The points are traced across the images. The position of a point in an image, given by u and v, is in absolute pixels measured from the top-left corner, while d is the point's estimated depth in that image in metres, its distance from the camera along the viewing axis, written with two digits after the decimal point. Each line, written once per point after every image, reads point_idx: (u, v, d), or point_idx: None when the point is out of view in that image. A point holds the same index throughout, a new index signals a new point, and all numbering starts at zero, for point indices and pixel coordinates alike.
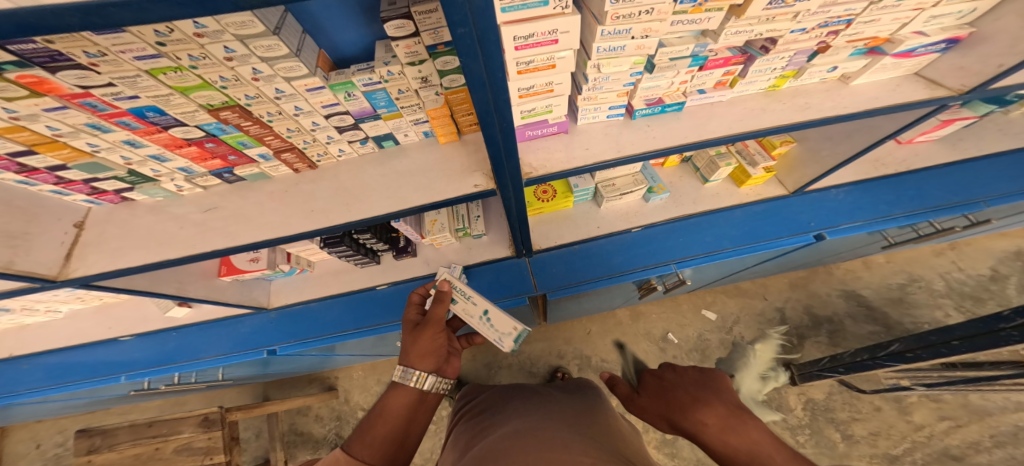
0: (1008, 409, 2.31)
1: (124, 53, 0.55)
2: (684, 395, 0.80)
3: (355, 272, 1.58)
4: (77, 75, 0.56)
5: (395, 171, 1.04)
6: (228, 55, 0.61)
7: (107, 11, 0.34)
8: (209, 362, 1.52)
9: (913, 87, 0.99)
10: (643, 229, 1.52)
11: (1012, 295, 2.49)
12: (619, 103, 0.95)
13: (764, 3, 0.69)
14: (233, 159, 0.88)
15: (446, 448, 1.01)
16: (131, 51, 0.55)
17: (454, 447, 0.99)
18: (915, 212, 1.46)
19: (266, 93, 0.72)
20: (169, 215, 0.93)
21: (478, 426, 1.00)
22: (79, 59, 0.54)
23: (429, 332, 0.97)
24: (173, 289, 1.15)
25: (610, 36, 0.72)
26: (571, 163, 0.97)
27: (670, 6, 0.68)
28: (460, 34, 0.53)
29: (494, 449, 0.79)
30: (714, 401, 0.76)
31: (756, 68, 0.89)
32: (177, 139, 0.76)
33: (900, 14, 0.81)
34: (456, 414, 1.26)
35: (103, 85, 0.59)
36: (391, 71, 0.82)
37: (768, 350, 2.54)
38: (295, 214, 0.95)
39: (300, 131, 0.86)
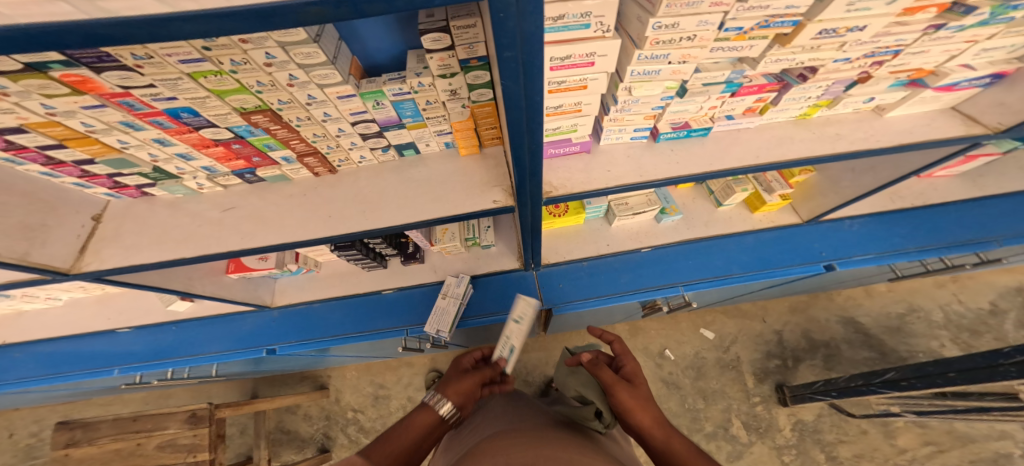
0: (991, 436, 2.35)
1: (170, 56, 0.54)
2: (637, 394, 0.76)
3: (361, 275, 1.56)
4: (120, 75, 0.55)
5: (414, 180, 1.04)
6: (268, 60, 0.60)
7: (175, 24, 0.33)
8: (207, 358, 1.49)
9: (939, 127, 1.01)
10: (651, 250, 1.55)
11: (1010, 330, 2.57)
12: (644, 125, 0.96)
13: (813, 33, 0.67)
14: (257, 160, 0.87)
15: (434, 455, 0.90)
16: (177, 54, 0.54)
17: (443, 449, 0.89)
18: (928, 248, 1.50)
19: (299, 99, 0.72)
20: (187, 213, 0.92)
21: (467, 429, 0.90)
22: (126, 61, 0.53)
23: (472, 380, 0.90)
24: (182, 286, 1.13)
25: (646, 60, 0.73)
26: (589, 184, 0.98)
27: (712, 34, 0.67)
28: (506, 57, 0.51)
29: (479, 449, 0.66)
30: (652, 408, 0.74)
31: (789, 96, 0.90)
32: (206, 139, 0.75)
33: (951, 46, 0.78)
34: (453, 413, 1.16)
35: (144, 86, 0.59)
36: (422, 83, 0.81)
37: (762, 371, 2.58)
38: (314, 218, 0.95)
39: (325, 136, 0.85)
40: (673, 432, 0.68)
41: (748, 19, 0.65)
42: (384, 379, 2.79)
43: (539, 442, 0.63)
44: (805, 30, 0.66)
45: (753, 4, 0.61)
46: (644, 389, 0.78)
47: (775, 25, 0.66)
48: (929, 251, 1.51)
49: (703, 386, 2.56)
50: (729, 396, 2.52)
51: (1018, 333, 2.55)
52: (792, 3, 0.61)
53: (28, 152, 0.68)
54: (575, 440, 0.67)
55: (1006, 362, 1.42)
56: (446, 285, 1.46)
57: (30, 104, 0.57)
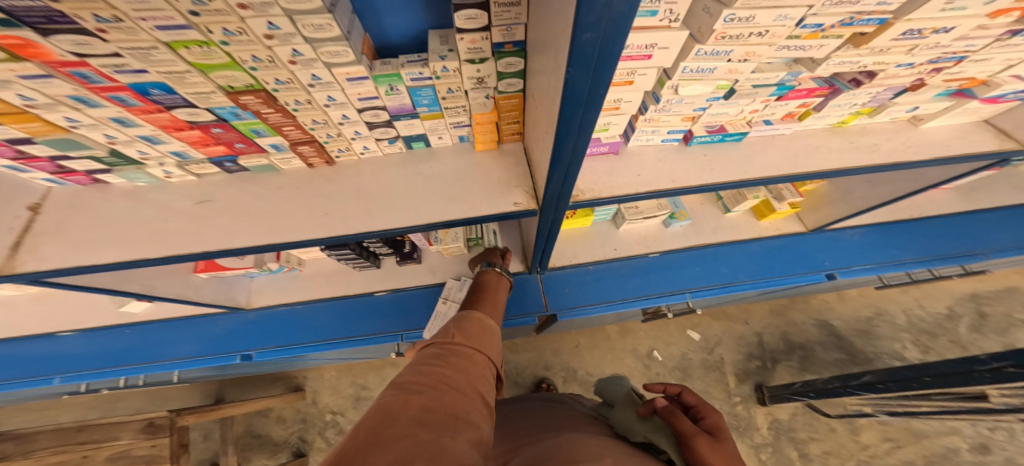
0: (942, 432, 2.51)
1: (146, 20, 0.42)
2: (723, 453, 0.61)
3: (351, 275, 1.43)
4: (77, 40, 0.43)
5: (423, 175, 0.93)
6: (269, 32, 0.48)
7: None
8: (170, 366, 1.32)
9: (964, 142, 0.99)
10: (659, 255, 1.50)
11: (963, 333, 2.74)
12: (680, 127, 0.90)
13: (895, 33, 0.63)
14: (240, 147, 0.73)
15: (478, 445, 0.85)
16: (155, 18, 0.42)
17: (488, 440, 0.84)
18: (924, 259, 1.54)
19: (300, 79, 0.58)
20: (150, 205, 0.77)
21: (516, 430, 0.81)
22: (86, 24, 0.41)
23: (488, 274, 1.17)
24: (140, 287, 0.96)
25: (704, 56, 0.65)
26: (620, 189, 0.90)
27: (786, 31, 0.60)
28: (585, 40, 0.43)
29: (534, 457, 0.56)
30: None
31: (836, 101, 0.86)
32: (180, 120, 0.61)
33: (1012, 55, 0.75)
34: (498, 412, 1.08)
35: (106, 55, 0.46)
36: (447, 67, 0.69)
37: (744, 371, 2.64)
38: (307, 215, 0.81)
39: (326, 124, 0.72)
40: None
41: (830, 16, 0.58)
42: (365, 380, 2.65)
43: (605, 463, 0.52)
44: (890, 29, 0.62)
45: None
46: (730, 446, 0.64)
47: (860, 23, 0.60)
48: (925, 262, 1.55)
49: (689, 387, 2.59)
50: (712, 397, 2.56)
51: (970, 336, 2.72)
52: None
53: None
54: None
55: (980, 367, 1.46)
56: (446, 289, 1.35)
57: None
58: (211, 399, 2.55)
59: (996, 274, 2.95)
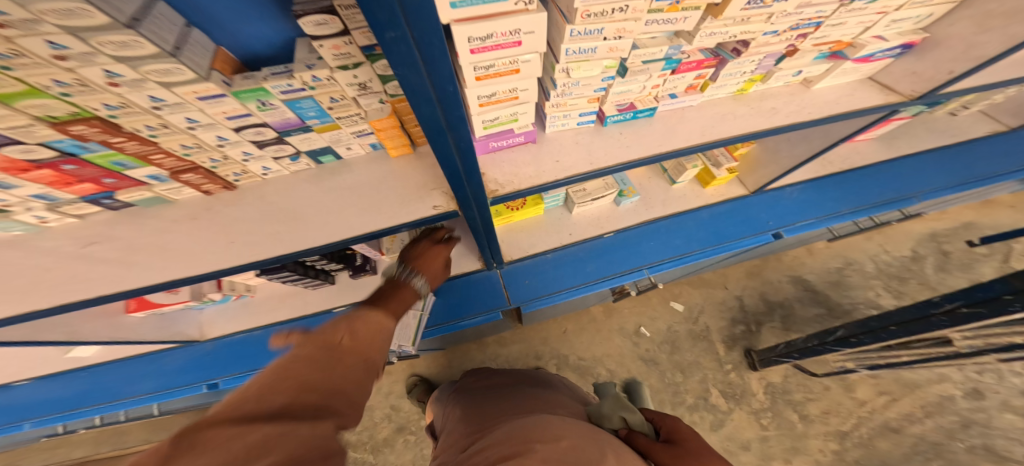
0: (933, 380, 2.51)
1: None
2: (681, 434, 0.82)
3: (305, 294, 1.41)
4: None
5: (335, 189, 0.90)
6: (58, 52, 0.43)
7: None
8: (138, 401, 1.34)
9: (849, 101, 0.96)
10: (615, 234, 1.48)
11: (930, 273, 2.74)
12: (589, 109, 0.88)
13: (742, 4, 0.62)
14: (110, 181, 0.68)
15: (454, 424, 0.94)
16: None
17: (462, 420, 0.94)
18: (860, 209, 1.58)
19: (136, 101, 0.54)
20: (40, 253, 0.73)
21: (492, 407, 0.92)
22: None
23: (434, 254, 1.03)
24: (66, 335, 0.94)
25: (579, 36, 0.64)
26: (541, 178, 0.87)
27: (644, 4, 0.60)
28: (391, 38, 0.38)
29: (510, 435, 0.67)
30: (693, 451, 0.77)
31: (727, 70, 0.83)
32: (17, 160, 0.56)
33: (864, 18, 0.76)
34: (471, 385, 1.20)
35: None
36: (318, 76, 0.66)
37: (730, 338, 2.64)
38: (211, 243, 0.79)
39: (202, 147, 0.68)
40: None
41: None
42: None
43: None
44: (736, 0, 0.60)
45: None
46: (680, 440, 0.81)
47: None
48: (859, 212, 1.60)
49: (679, 360, 2.60)
50: (703, 367, 2.58)
51: (936, 275, 2.73)
52: None
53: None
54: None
55: (937, 312, 1.41)
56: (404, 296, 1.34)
57: None
58: None
59: (952, 211, 2.95)
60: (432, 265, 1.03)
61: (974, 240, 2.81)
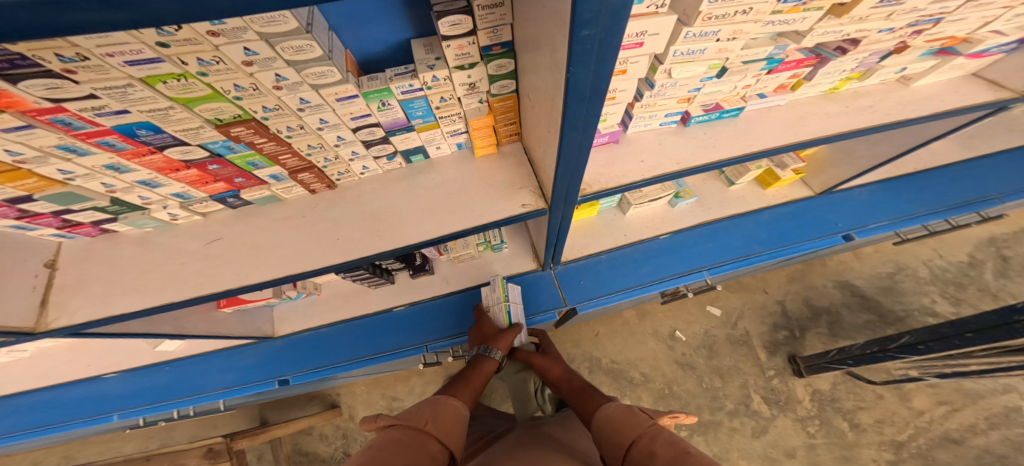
0: (997, 391, 2.38)
1: (112, 56, 0.41)
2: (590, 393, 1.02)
3: (367, 293, 1.44)
4: (48, 84, 0.42)
5: (421, 187, 0.92)
6: (248, 58, 0.48)
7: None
8: (212, 397, 1.36)
9: (959, 96, 0.95)
10: (670, 236, 1.47)
11: (990, 279, 2.63)
12: (676, 109, 0.87)
13: (874, 2, 0.62)
14: (239, 181, 0.75)
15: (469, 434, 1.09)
16: (122, 54, 0.41)
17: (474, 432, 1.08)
18: (937, 211, 1.50)
19: (288, 104, 0.59)
20: (161, 249, 0.78)
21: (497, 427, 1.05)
22: (51, 65, 0.40)
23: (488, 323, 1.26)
24: (173, 328, 0.99)
25: (692, 38, 0.64)
26: (626, 177, 0.88)
27: (769, 6, 0.59)
28: (583, 37, 0.40)
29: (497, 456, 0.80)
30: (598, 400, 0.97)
31: (825, 70, 0.82)
32: (174, 161, 0.62)
33: (987, 12, 0.73)
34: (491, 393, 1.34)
35: (82, 97, 0.45)
36: (437, 76, 0.70)
37: (773, 343, 2.57)
38: (316, 241, 0.83)
39: (323, 147, 0.75)
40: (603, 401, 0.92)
41: None
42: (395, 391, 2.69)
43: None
44: None
45: None
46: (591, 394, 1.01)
47: None
48: (941, 214, 1.51)
49: (718, 365, 2.54)
50: (744, 372, 2.51)
51: (998, 282, 2.61)
52: None
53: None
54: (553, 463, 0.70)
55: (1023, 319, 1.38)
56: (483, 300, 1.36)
57: None
58: (255, 421, 2.65)
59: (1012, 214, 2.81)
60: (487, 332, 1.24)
61: None
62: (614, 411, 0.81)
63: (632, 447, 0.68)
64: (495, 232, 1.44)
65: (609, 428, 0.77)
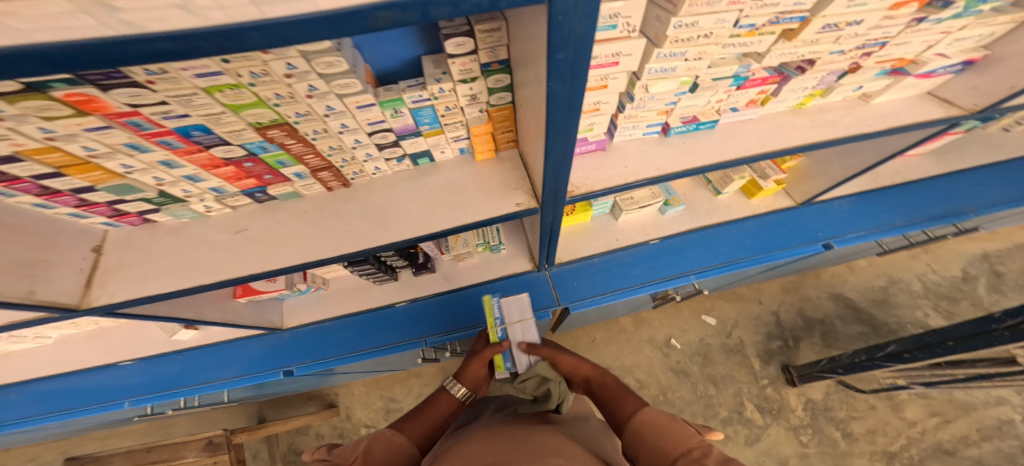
0: (990, 403, 2.42)
1: (186, 70, 0.52)
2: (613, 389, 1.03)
3: (371, 290, 1.52)
4: (131, 93, 0.52)
5: (426, 188, 1.02)
6: (289, 72, 0.60)
7: (244, 35, 0.35)
8: (218, 386, 1.42)
9: (912, 113, 1.05)
10: (660, 241, 1.56)
11: (983, 294, 2.68)
12: (656, 121, 0.97)
13: (818, 27, 0.71)
14: (268, 178, 0.86)
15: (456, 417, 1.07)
16: (194, 68, 0.52)
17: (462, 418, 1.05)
18: (913, 223, 1.57)
19: (317, 110, 0.73)
20: (193, 237, 0.87)
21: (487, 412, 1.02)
22: (137, 77, 0.50)
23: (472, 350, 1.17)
24: (194, 314, 1.07)
25: (663, 58, 0.72)
26: (612, 181, 0.97)
27: (727, 31, 0.68)
28: (557, 59, 0.51)
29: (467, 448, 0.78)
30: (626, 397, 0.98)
31: (789, 87, 0.92)
32: (216, 158, 0.74)
33: (930, 36, 0.83)
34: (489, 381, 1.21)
35: (155, 104, 0.56)
36: (443, 88, 0.81)
37: (766, 352, 2.61)
38: (331, 233, 0.93)
39: (341, 149, 0.87)
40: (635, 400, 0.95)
41: (760, 17, 0.67)
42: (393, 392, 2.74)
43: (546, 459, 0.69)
44: (812, 23, 0.70)
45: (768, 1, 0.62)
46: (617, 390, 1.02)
47: (785, 20, 0.69)
48: (913, 226, 1.58)
49: (712, 373, 2.58)
50: (738, 380, 2.55)
51: (991, 297, 2.66)
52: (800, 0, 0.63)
53: (21, 182, 0.62)
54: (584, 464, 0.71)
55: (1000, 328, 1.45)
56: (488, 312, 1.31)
57: (26, 129, 0.52)
58: (253, 420, 2.69)
59: (1004, 231, 2.88)
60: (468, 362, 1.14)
61: None
62: (655, 419, 0.85)
63: (683, 456, 0.73)
64: (493, 232, 1.53)
65: (649, 430, 0.83)
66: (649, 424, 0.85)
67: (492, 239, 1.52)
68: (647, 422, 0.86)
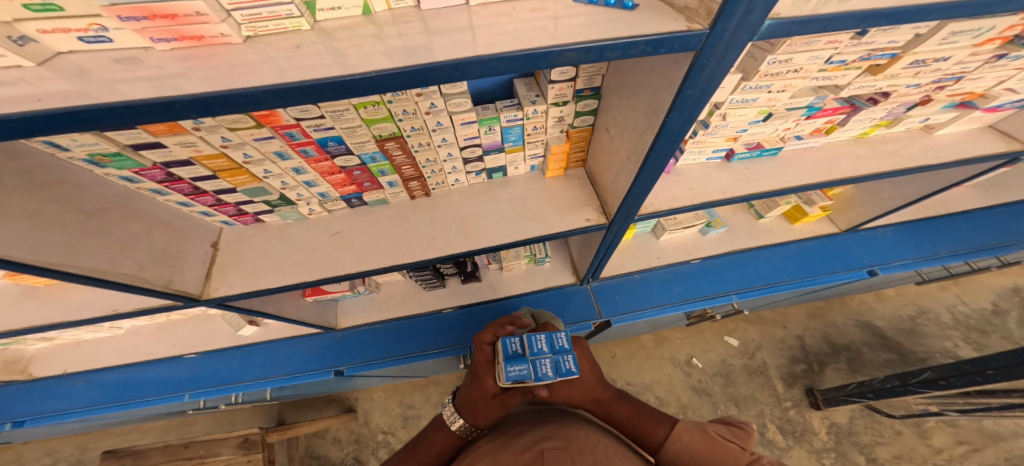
0: (1020, 434, 2.38)
1: None
2: (626, 410, 0.86)
3: (420, 295, 1.57)
4: (303, 108, 0.64)
5: (500, 200, 1.09)
6: (420, 91, 0.71)
7: (469, 67, 0.45)
8: (272, 382, 1.47)
9: (974, 145, 1.11)
10: (701, 260, 1.61)
11: (1014, 328, 2.68)
12: (723, 146, 1.04)
13: (906, 63, 0.77)
14: (367, 185, 0.95)
15: None
16: None
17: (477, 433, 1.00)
18: (959, 253, 1.64)
19: (428, 125, 0.81)
20: (296, 237, 0.97)
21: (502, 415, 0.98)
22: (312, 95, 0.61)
23: (482, 388, 0.86)
24: (275, 310, 1.14)
25: (749, 89, 0.80)
26: (679, 201, 1.03)
27: (816, 67, 0.74)
28: (686, 95, 0.57)
29: (491, 438, 0.77)
30: (652, 425, 0.83)
31: (858, 117, 0.99)
32: (335, 167, 0.84)
33: (1004, 73, 0.88)
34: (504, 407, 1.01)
35: (314, 118, 0.67)
36: (537, 110, 0.88)
37: (790, 375, 2.62)
38: (415, 239, 0.99)
39: (435, 161, 0.94)
40: (659, 420, 0.83)
41: (853, 53, 0.72)
42: (413, 399, 2.74)
43: (565, 441, 0.69)
44: (901, 61, 0.75)
45: (865, 40, 0.68)
46: (630, 412, 0.86)
47: (876, 57, 0.74)
48: (959, 256, 1.65)
49: (734, 393, 2.57)
50: (760, 401, 2.54)
51: (1022, 331, 2.66)
52: (894, 38, 0.68)
53: (180, 184, 0.75)
54: (607, 443, 0.72)
55: None
56: (517, 347, 0.87)
57: (212, 138, 0.65)
58: (273, 421, 2.69)
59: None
60: (481, 396, 0.86)
61: None
62: (692, 444, 0.77)
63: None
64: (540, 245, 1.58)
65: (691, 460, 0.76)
66: (689, 454, 0.76)
67: (540, 250, 1.57)
68: (685, 451, 0.77)
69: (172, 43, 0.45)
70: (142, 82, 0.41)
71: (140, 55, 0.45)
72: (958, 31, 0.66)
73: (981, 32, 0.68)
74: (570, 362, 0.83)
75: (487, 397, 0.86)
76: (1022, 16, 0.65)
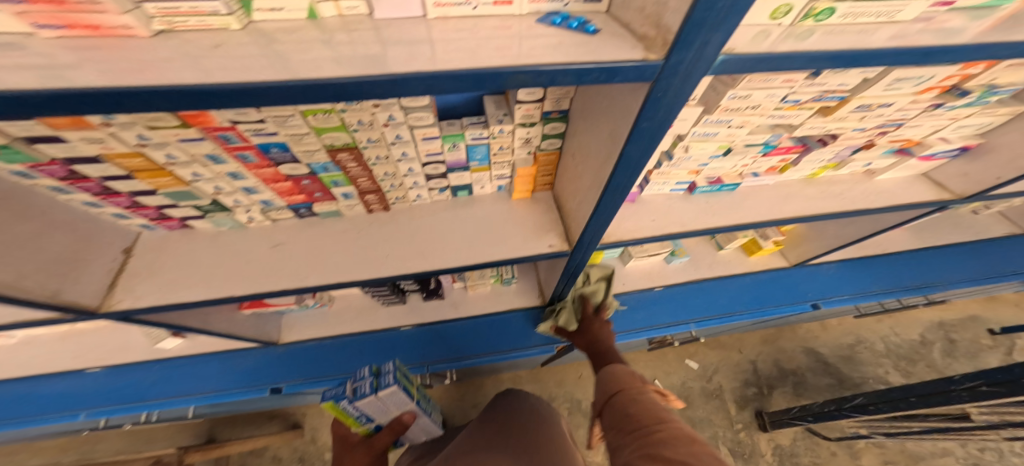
0: (936, 455, 2.59)
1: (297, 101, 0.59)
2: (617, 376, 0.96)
3: (377, 311, 1.49)
4: (239, 112, 0.58)
5: (464, 219, 1.05)
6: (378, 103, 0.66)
7: (410, 82, 0.42)
8: (195, 400, 1.31)
9: (909, 191, 1.20)
10: (663, 288, 1.64)
11: (936, 358, 2.95)
12: (685, 179, 1.07)
13: (851, 108, 0.82)
14: (318, 195, 0.89)
15: None
16: None
17: None
18: (891, 291, 1.76)
19: (386, 138, 0.76)
20: (232, 247, 0.88)
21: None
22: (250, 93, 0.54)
23: (345, 441, 0.95)
24: (200, 323, 1.02)
25: (710, 123, 0.82)
26: (642, 231, 1.04)
27: (773, 105, 0.77)
28: (642, 126, 0.57)
29: None
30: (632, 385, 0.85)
31: (808, 157, 1.05)
32: (280, 174, 0.78)
33: (937, 122, 0.96)
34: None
35: (253, 122, 0.61)
36: (502, 129, 0.85)
37: (742, 398, 2.71)
38: (368, 257, 0.92)
39: (394, 174, 0.89)
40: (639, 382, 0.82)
41: (806, 94, 0.75)
42: None
43: None
44: (848, 104, 0.80)
45: (819, 81, 0.70)
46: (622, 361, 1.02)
47: (827, 99, 0.79)
48: (894, 293, 1.77)
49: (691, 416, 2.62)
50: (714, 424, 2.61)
51: (943, 361, 2.93)
52: (844, 81, 0.72)
53: (86, 182, 0.65)
54: None
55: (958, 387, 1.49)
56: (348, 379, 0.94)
57: (127, 136, 0.57)
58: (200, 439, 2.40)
59: (955, 302, 3.22)
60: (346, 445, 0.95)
61: (984, 334, 3.04)
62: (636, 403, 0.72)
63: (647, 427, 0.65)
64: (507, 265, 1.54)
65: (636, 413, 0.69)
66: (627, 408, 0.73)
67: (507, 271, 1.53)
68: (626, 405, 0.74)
69: (60, 30, 0.38)
70: (20, 70, 0.33)
71: (22, 42, 0.38)
72: (901, 77, 0.71)
73: (921, 80, 0.73)
74: (391, 376, 0.88)
75: (351, 446, 0.95)
76: (958, 67, 0.71)
